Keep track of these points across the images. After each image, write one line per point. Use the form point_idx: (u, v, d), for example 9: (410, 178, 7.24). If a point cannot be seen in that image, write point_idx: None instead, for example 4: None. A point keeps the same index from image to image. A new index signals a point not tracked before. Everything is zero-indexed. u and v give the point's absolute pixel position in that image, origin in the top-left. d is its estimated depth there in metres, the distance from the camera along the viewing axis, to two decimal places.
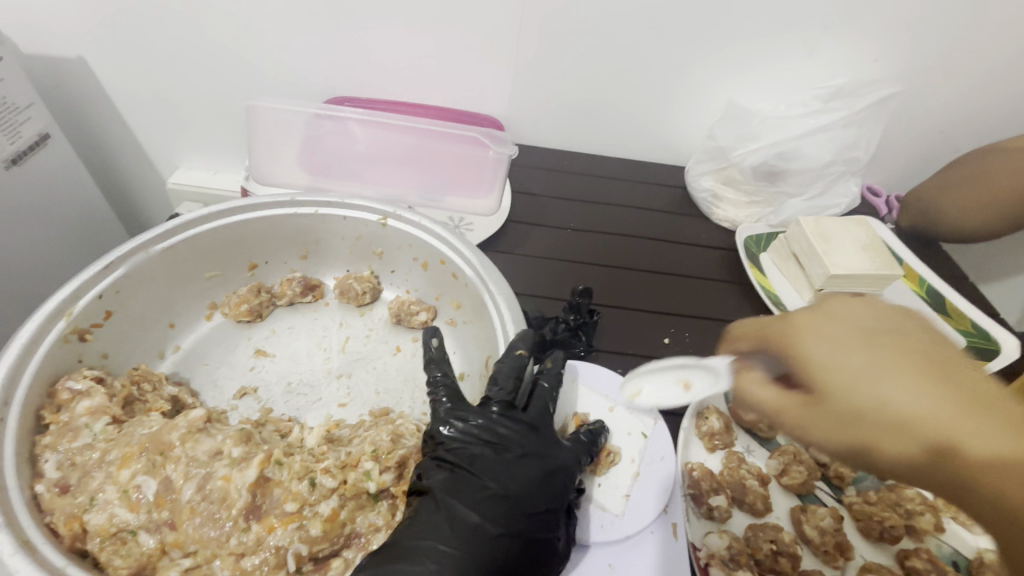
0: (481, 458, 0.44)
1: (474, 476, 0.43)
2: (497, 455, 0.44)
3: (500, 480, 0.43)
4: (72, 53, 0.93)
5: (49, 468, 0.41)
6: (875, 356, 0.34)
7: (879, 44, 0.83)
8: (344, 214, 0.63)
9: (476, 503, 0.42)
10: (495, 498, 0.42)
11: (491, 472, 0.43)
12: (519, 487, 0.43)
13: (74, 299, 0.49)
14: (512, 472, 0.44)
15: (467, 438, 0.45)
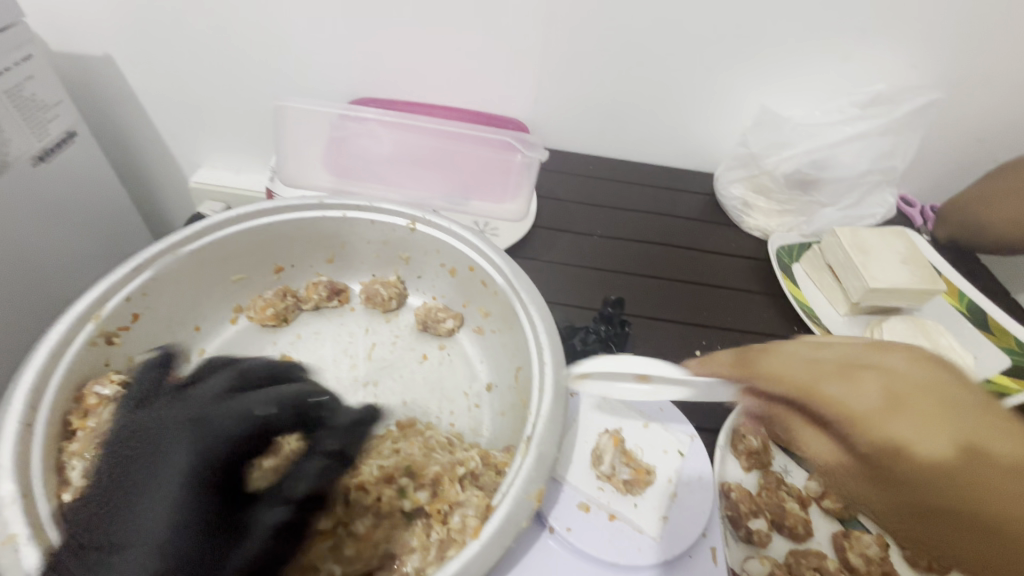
0: (122, 481, 0.37)
1: (128, 507, 0.36)
2: (142, 480, 0.37)
3: (133, 517, 0.36)
4: (99, 52, 0.93)
5: (76, 476, 0.41)
6: (907, 412, 0.30)
7: (920, 49, 0.80)
8: (372, 218, 0.62)
9: (124, 549, 0.34)
10: (125, 538, 0.35)
11: (131, 514, 0.36)
12: (150, 524, 0.35)
13: (101, 302, 0.48)
14: (135, 510, 0.36)
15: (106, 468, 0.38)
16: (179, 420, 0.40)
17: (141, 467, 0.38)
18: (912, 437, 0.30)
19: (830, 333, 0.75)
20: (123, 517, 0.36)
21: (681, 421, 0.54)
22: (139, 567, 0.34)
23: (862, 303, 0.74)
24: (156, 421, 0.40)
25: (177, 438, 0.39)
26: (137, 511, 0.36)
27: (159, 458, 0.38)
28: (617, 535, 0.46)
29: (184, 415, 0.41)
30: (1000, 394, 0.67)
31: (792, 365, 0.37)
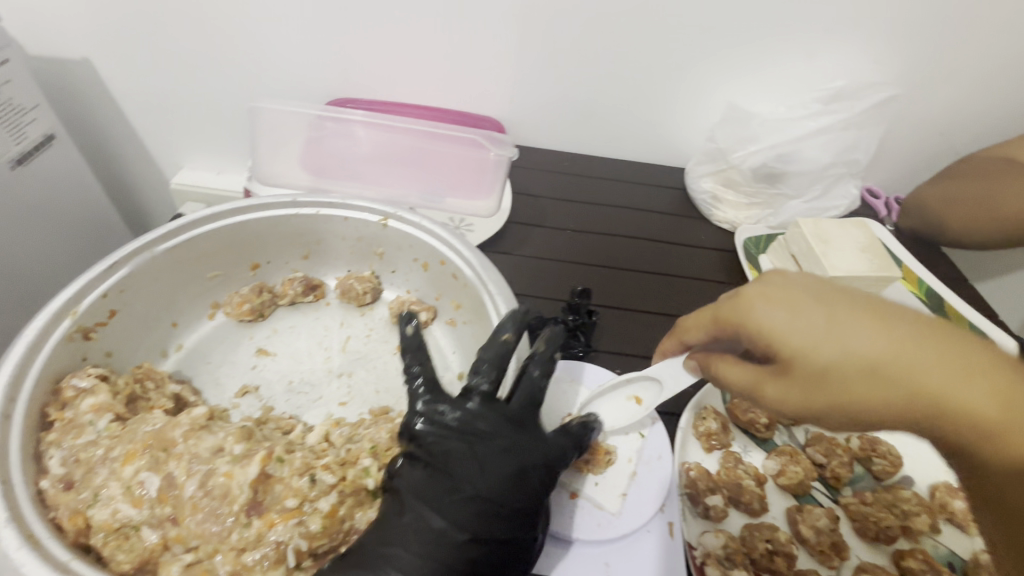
0: (445, 450, 0.43)
1: (445, 466, 0.42)
2: (494, 453, 0.43)
3: (471, 474, 0.42)
4: (77, 55, 0.94)
5: (54, 464, 0.42)
6: (848, 320, 0.38)
7: (879, 47, 0.83)
8: (344, 215, 0.64)
9: (444, 482, 0.41)
10: (473, 488, 0.41)
11: (469, 473, 0.42)
12: (495, 486, 0.42)
13: (79, 298, 0.50)
14: (489, 474, 0.42)
15: (439, 434, 0.44)
16: (506, 436, 0.44)
17: (490, 451, 0.43)
18: (796, 329, 0.39)
19: None
20: (461, 468, 0.42)
21: None
22: (417, 539, 0.39)
23: None
24: (512, 432, 0.45)
25: (514, 442, 0.44)
26: (485, 477, 0.42)
27: (527, 462, 0.43)
28: (578, 511, 0.49)
29: (524, 427, 0.46)
30: None
31: (703, 315, 0.47)
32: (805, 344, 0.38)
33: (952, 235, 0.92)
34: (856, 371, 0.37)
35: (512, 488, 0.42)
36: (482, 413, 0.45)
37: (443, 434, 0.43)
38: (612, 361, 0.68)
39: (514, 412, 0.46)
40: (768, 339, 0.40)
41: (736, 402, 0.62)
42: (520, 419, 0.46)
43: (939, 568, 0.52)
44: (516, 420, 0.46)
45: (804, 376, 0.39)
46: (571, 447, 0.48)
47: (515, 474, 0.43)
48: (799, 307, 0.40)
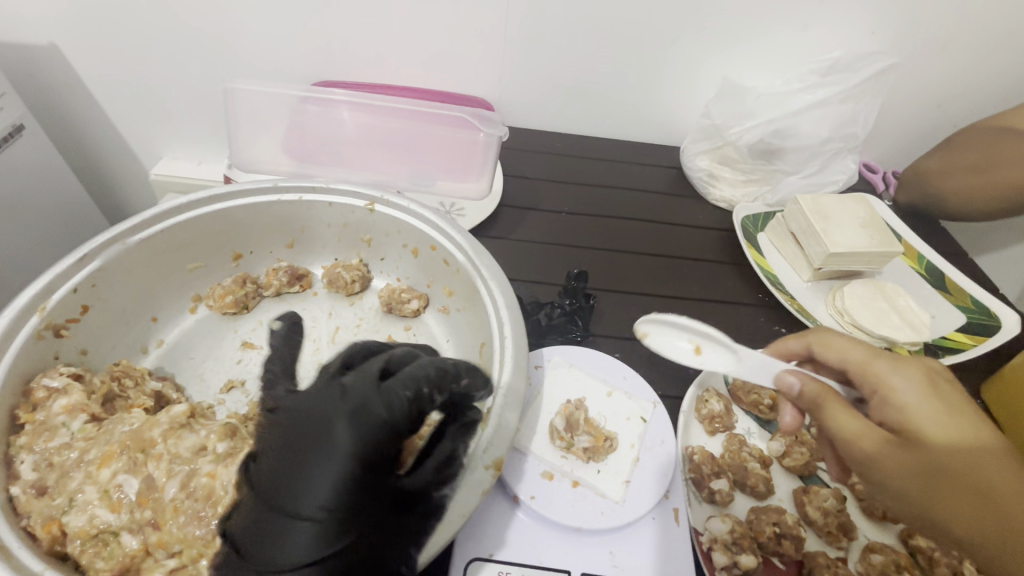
0: (267, 461, 0.37)
1: (263, 480, 0.36)
2: (300, 452, 0.36)
3: (284, 484, 0.35)
4: (43, 40, 0.89)
5: (25, 469, 0.39)
6: (963, 424, 0.40)
7: (877, 16, 0.81)
8: (329, 200, 0.61)
9: (263, 501, 0.35)
10: (288, 502, 0.35)
11: (286, 485, 0.35)
12: (307, 493, 0.35)
13: (46, 294, 0.47)
14: (300, 480, 0.35)
15: (269, 438, 0.38)
16: (306, 431, 0.37)
17: (285, 456, 0.36)
18: (946, 418, 0.40)
19: (794, 300, 0.76)
20: (277, 483, 0.35)
21: (645, 388, 0.56)
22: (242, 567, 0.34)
23: (824, 268, 0.76)
24: (319, 411, 0.37)
25: (323, 427, 0.36)
26: (290, 484, 0.35)
27: (335, 447, 0.35)
28: (581, 500, 0.47)
29: (331, 399, 0.37)
30: (955, 350, 0.70)
31: (853, 349, 0.46)
32: (933, 431, 0.40)
33: (952, 212, 0.90)
34: (960, 469, 0.39)
35: (322, 489, 0.35)
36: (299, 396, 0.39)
37: (268, 440, 0.38)
38: (610, 345, 0.67)
39: (332, 388, 0.39)
40: (904, 412, 0.41)
41: (738, 383, 0.60)
42: (333, 396, 0.38)
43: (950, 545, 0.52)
44: (337, 387, 0.38)
45: (924, 452, 0.39)
46: (399, 404, 0.38)
47: (324, 471, 0.35)
48: (947, 397, 0.42)
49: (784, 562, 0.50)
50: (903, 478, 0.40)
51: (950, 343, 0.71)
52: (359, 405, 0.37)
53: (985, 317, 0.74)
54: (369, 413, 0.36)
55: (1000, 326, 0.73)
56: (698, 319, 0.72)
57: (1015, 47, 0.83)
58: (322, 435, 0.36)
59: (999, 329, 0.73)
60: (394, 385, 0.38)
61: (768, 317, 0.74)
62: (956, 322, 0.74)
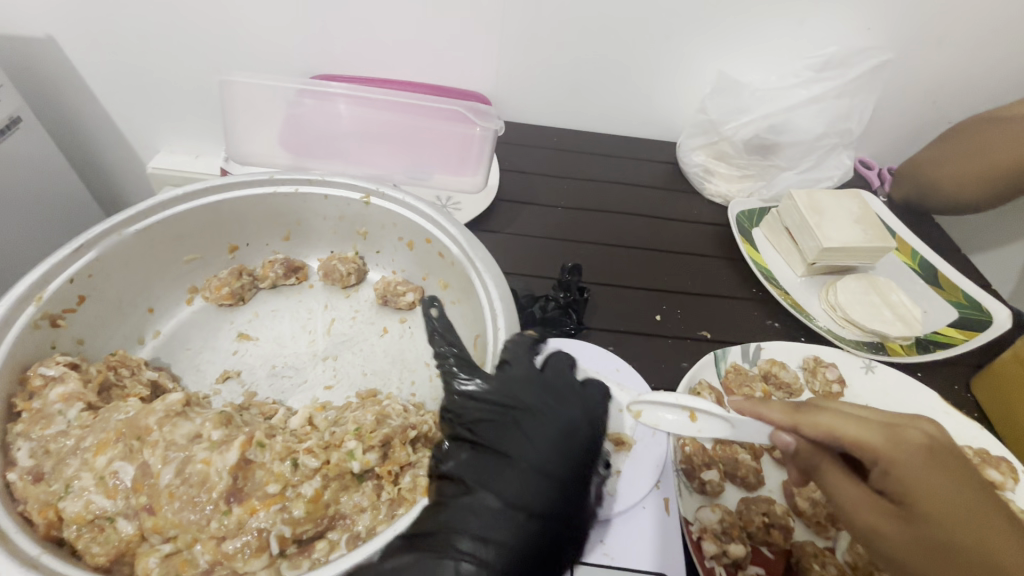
0: (489, 427, 0.43)
1: (493, 444, 0.42)
2: (535, 424, 0.43)
3: (517, 445, 0.42)
4: (41, 32, 0.89)
5: (22, 456, 0.40)
6: (951, 480, 0.38)
7: (871, 12, 0.81)
8: (324, 193, 0.61)
9: (495, 460, 0.41)
10: (524, 460, 0.41)
11: (519, 448, 0.41)
12: (541, 454, 0.41)
13: (43, 284, 0.47)
14: (534, 443, 0.42)
15: (477, 410, 0.43)
16: (547, 410, 0.44)
17: (531, 423, 0.43)
18: (944, 481, 0.37)
19: (787, 294, 0.76)
20: (512, 443, 0.42)
21: (636, 380, 0.58)
22: (480, 515, 0.39)
23: (818, 263, 0.76)
24: (548, 400, 0.44)
25: (551, 410, 0.44)
26: (529, 448, 0.41)
27: (574, 425, 0.43)
28: None
29: (557, 391, 0.45)
30: (947, 345, 0.71)
31: (841, 422, 0.40)
32: (926, 493, 0.37)
33: (934, 207, 0.92)
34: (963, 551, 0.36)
35: (558, 453, 0.42)
36: (517, 381, 0.45)
37: (483, 414, 0.43)
38: (605, 338, 0.67)
39: (548, 382, 0.46)
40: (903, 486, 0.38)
41: (730, 378, 0.63)
42: (558, 390, 0.45)
43: None
44: (553, 383, 0.46)
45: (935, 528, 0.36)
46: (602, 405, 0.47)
47: (560, 439, 0.42)
48: (948, 470, 0.38)
49: (773, 551, 0.50)
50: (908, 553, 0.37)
51: (942, 338, 0.72)
52: (582, 399, 0.46)
53: (976, 312, 0.75)
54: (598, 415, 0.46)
55: (991, 320, 0.73)
56: (692, 313, 0.73)
57: (1009, 42, 0.84)
58: (559, 410, 0.44)
59: (990, 324, 0.73)
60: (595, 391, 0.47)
61: (760, 312, 0.75)
62: (945, 318, 0.75)
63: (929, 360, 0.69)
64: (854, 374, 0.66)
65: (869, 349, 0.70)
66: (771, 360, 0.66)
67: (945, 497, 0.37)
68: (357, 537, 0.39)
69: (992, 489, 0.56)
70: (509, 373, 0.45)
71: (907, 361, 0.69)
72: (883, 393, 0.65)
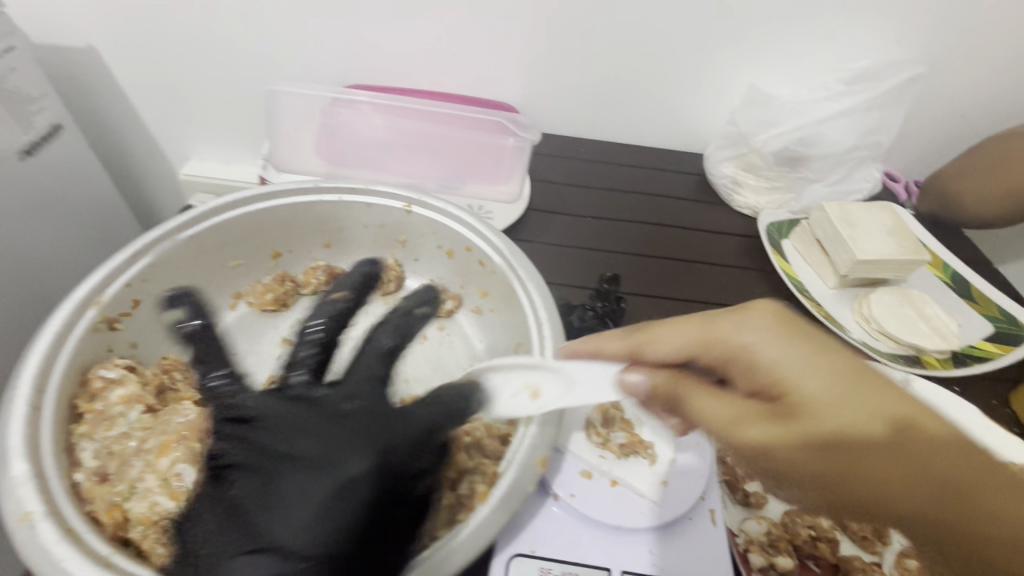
0: (252, 476, 0.38)
1: (245, 505, 0.37)
2: (302, 485, 0.37)
3: (272, 521, 0.36)
4: (82, 43, 0.92)
5: (86, 457, 0.40)
6: (831, 367, 0.37)
7: (900, 27, 0.82)
8: (368, 202, 0.62)
9: (242, 532, 0.36)
10: (272, 539, 0.35)
11: (286, 518, 0.36)
12: (297, 530, 0.35)
13: (102, 288, 0.48)
14: (284, 512, 0.36)
15: (236, 450, 0.40)
16: (308, 451, 0.39)
17: (291, 477, 0.37)
18: (821, 369, 0.37)
19: (820, 306, 0.77)
20: (270, 514, 0.36)
21: None
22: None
23: (851, 275, 0.76)
24: (331, 446, 0.39)
25: (313, 467, 0.38)
26: (281, 523, 0.35)
27: (343, 486, 0.37)
28: (620, 499, 0.48)
29: (346, 428, 0.40)
30: (984, 359, 0.71)
31: (679, 331, 0.42)
32: (808, 389, 0.37)
33: (969, 221, 0.91)
34: (850, 443, 0.36)
35: (336, 528, 0.36)
36: (349, 411, 0.42)
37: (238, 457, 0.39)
38: None
39: (342, 431, 0.40)
40: (780, 382, 0.38)
41: None
42: (307, 425, 0.40)
43: None
44: (341, 423, 0.41)
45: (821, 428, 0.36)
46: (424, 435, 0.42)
47: (319, 510, 0.36)
48: (832, 359, 0.38)
49: (820, 565, 0.50)
50: (809, 457, 0.37)
51: (979, 352, 0.72)
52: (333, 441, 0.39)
53: (1011, 326, 0.74)
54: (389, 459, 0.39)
55: None
56: None
57: None
58: (293, 475, 0.37)
59: None
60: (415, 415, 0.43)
61: None
62: (980, 333, 0.74)
63: (967, 374, 0.69)
64: None
65: (905, 362, 0.70)
66: None
67: (818, 385, 0.37)
68: None
69: None
70: (295, 408, 0.41)
71: (945, 374, 0.69)
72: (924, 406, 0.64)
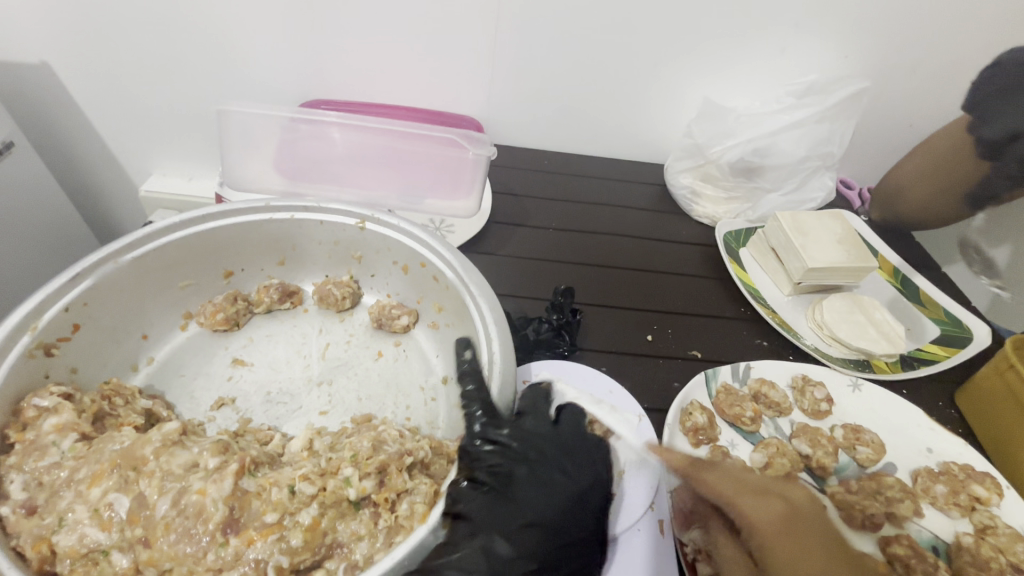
0: (507, 475, 0.46)
1: (507, 494, 0.44)
2: (558, 486, 0.46)
3: (533, 501, 0.45)
4: (36, 58, 0.90)
5: (15, 489, 0.40)
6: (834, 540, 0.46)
7: (850, 40, 0.84)
8: (320, 219, 0.62)
9: (509, 509, 0.44)
10: (537, 514, 0.44)
11: (533, 502, 0.45)
12: (559, 513, 0.45)
13: (38, 314, 0.47)
14: (561, 511, 0.45)
15: (499, 457, 0.47)
16: (552, 451, 0.49)
17: (549, 474, 0.47)
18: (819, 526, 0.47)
19: (774, 313, 0.78)
20: (526, 497, 0.45)
21: (630, 402, 0.60)
22: (535, 537, 0.43)
23: (805, 283, 0.78)
24: (546, 440, 0.50)
25: (563, 468, 0.48)
26: (550, 504, 0.45)
27: (586, 491, 0.48)
28: None
29: (560, 443, 0.50)
30: (930, 362, 0.73)
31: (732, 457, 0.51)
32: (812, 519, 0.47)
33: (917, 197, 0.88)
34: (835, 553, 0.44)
35: (573, 511, 0.46)
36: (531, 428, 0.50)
37: (500, 459, 0.46)
38: (597, 359, 0.68)
39: (583, 451, 0.51)
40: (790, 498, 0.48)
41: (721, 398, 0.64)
42: (556, 435, 0.51)
43: (924, 553, 0.54)
44: (572, 443, 0.51)
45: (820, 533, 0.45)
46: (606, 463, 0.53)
47: (577, 500, 0.47)
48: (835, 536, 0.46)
49: None
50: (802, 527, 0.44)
51: (924, 355, 0.74)
52: (587, 450, 0.51)
53: (956, 329, 0.77)
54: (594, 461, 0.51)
55: (971, 338, 0.76)
56: (683, 333, 0.74)
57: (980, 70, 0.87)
58: (572, 468, 0.48)
59: (970, 341, 0.75)
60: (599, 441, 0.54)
61: (750, 331, 0.76)
62: (925, 337, 0.77)
63: (913, 378, 0.71)
64: (840, 392, 0.67)
65: (854, 367, 0.72)
66: (761, 379, 0.66)
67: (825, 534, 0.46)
68: (356, 566, 0.40)
69: (977, 504, 0.58)
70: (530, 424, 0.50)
71: (892, 378, 0.71)
72: (870, 410, 0.66)
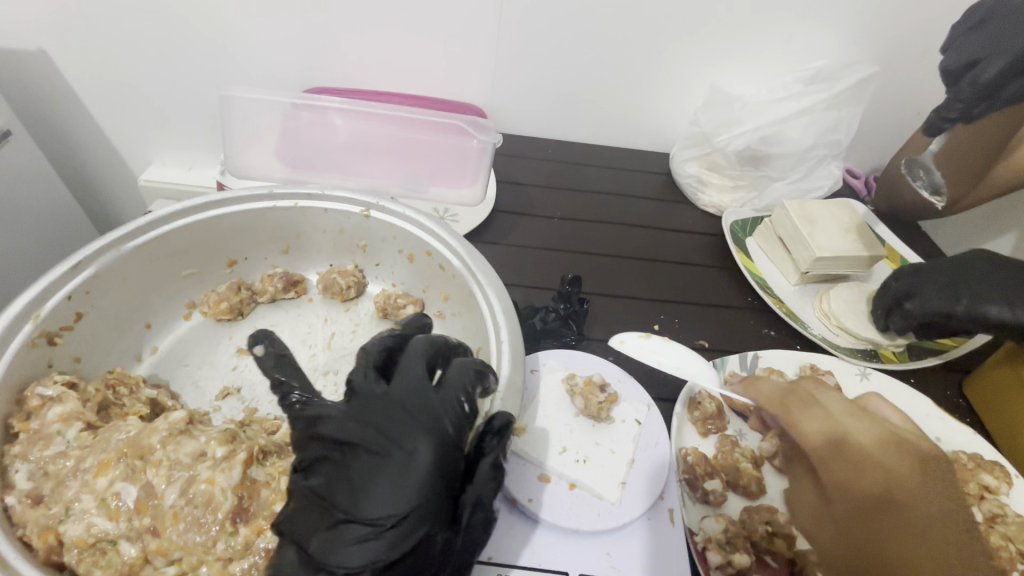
0: (326, 468, 0.39)
1: (322, 492, 0.38)
2: (371, 469, 0.37)
3: (359, 495, 0.37)
4: (32, 45, 0.88)
5: (20, 478, 0.40)
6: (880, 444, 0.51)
7: (860, 26, 0.83)
8: (324, 207, 0.61)
9: (319, 513, 0.37)
10: (358, 509, 0.36)
11: (347, 495, 0.37)
12: (380, 503, 0.36)
13: (40, 302, 0.47)
14: (372, 492, 0.37)
15: (323, 448, 0.40)
16: (383, 423, 0.39)
17: (360, 460, 0.38)
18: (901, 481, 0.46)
19: (782, 302, 0.78)
20: (341, 492, 0.37)
21: (640, 392, 0.58)
22: (358, 533, 0.36)
23: (812, 272, 0.77)
24: (372, 409, 0.40)
25: (387, 442, 0.38)
26: (369, 493, 0.36)
27: (408, 465, 0.37)
28: (577, 502, 0.48)
29: (396, 408, 0.40)
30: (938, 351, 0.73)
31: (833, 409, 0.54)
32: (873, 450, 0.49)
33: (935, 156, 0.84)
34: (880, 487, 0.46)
35: (405, 495, 0.36)
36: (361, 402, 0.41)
37: (316, 450, 0.40)
38: (605, 349, 0.68)
39: (417, 409, 0.40)
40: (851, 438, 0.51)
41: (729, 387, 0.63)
42: (376, 400, 0.41)
43: None
44: (403, 405, 0.40)
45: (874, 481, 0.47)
46: (461, 407, 0.41)
47: (397, 480, 0.37)
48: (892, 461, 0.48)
49: (776, 561, 0.51)
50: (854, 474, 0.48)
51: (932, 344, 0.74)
52: (414, 404, 0.40)
53: None
54: (437, 424, 0.39)
55: None
56: (690, 322, 0.74)
57: None
58: (393, 441, 0.38)
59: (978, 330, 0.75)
60: (449, 388, 0.41)
61: (757, 321, 0.76)
62: None
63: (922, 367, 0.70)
64: (849, 381, 0.67)
65: (863, 356, 0.72)
66: (769, 368, 0.66)
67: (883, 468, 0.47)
68: None
69: (986, 493, 0.58)
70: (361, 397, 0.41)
71: (901, 367, 0.70)
72: None
